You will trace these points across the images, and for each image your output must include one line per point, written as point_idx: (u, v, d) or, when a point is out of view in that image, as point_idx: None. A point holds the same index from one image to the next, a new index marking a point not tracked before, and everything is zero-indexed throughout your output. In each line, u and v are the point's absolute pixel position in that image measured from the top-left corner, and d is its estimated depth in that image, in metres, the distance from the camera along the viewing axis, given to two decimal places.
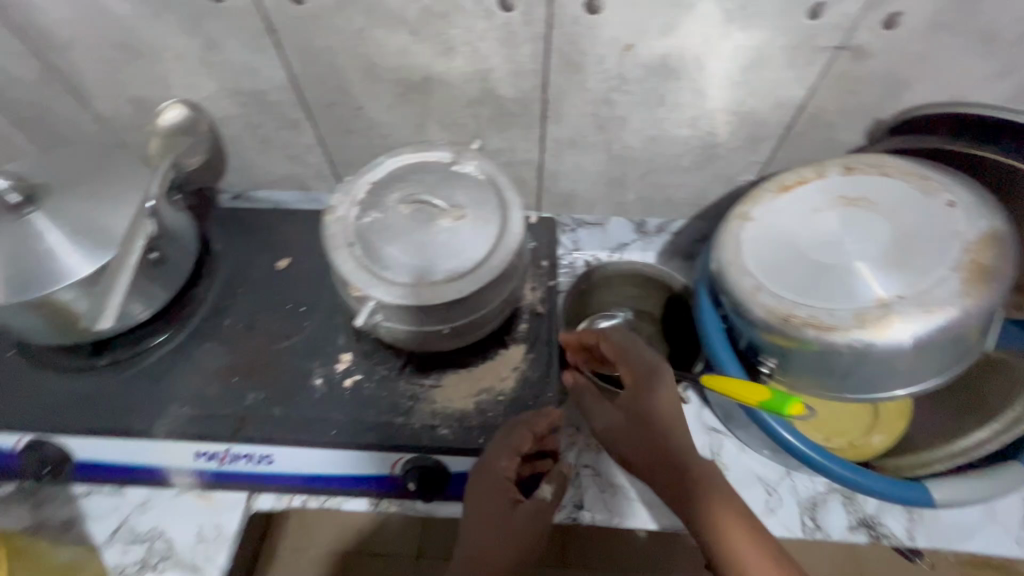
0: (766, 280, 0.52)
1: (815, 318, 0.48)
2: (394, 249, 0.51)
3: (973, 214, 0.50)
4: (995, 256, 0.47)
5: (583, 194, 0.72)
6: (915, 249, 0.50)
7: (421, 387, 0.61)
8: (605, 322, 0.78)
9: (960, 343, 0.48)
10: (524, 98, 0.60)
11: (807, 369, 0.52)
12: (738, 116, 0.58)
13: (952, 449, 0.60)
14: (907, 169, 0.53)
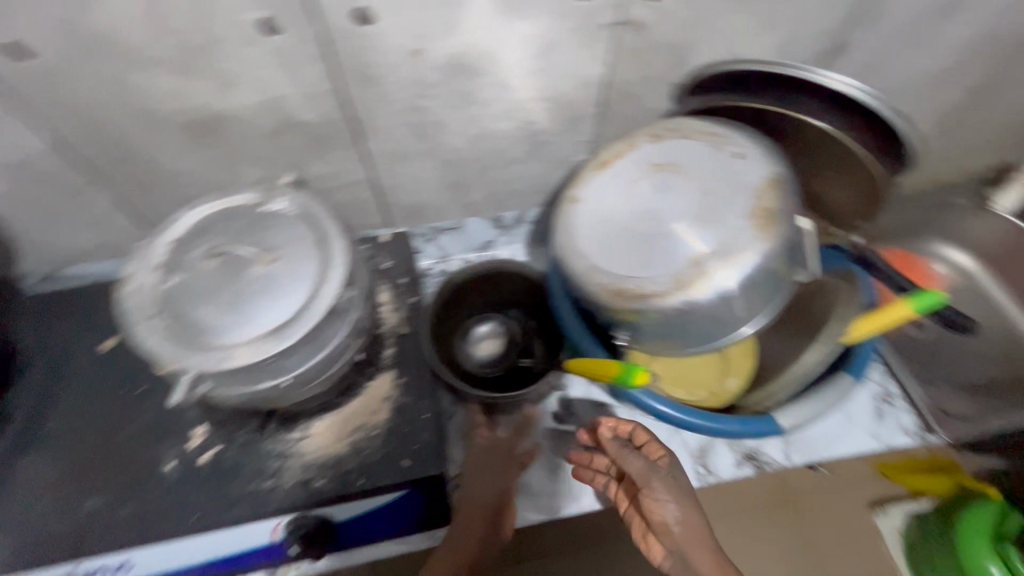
0: (597, 259, 0.52)
1: (642, 289, 0.49)
2: (204, 312, 0.45)
3: (761, 159, 0.52)
4: (778, 198, 0.50)
5: (430, 202, 0.72)
6: (720, 201, 0.51)
7: (289, 442, 0.57)
8: (482, 326, 0.79)
9: (773, 279, 0.51)
10: (330, 120, 0.56)
11: (650, 336, 0.53)
12: (550, 101, 0.60)
13: (790, 377, 0.64)
14: (708, 126, 0.55)
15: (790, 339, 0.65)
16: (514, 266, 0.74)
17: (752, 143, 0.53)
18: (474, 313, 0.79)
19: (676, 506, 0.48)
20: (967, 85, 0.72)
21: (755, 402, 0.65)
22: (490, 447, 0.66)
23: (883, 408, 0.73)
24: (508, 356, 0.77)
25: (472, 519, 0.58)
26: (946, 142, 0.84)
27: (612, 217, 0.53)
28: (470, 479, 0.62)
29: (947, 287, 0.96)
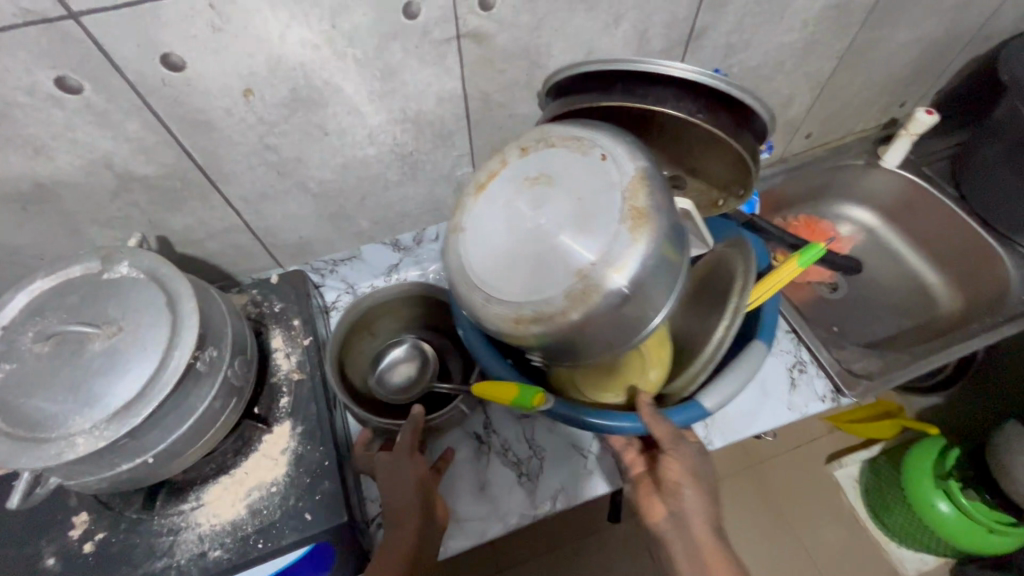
0: (488, 292, 0.48)
1: (539, 315, 0.46)
2: (40, 401, 0.42)
3: (629, 156, 0.48)
4: (648, 195, 0.46)
5: (315, 236, 0.69)
6: (595, 206, 0.46)
7: (180, 514, 0.54)
8: (395, 351, 0.74)
9: (668, 272, 0.46)
10: (173, 171, 0.53)
11: (557, 357, 0.50)
12: (411, 121, 0.58)
13: (701, 360, 0.59)
14: (572, 128, 0.51)
15: (698, 316, 0.63)
16: (423, 287, 0.72)
17: (622, 141, 0.49)
18: (384, 338, 0.77)
19: (693, 483, 0.53)
20: (832, 51, 0.74)
21: (676, 388, 0.61)
22: (389, 456, 0.57)
23: (796, 376, 0.74)
24: (423, 379, 0.73)
25: (402, 524, 0.54)
26: (827, 107, 0.85)
27: (494, 243, 0.48)
28: (386, 487, 0.56)
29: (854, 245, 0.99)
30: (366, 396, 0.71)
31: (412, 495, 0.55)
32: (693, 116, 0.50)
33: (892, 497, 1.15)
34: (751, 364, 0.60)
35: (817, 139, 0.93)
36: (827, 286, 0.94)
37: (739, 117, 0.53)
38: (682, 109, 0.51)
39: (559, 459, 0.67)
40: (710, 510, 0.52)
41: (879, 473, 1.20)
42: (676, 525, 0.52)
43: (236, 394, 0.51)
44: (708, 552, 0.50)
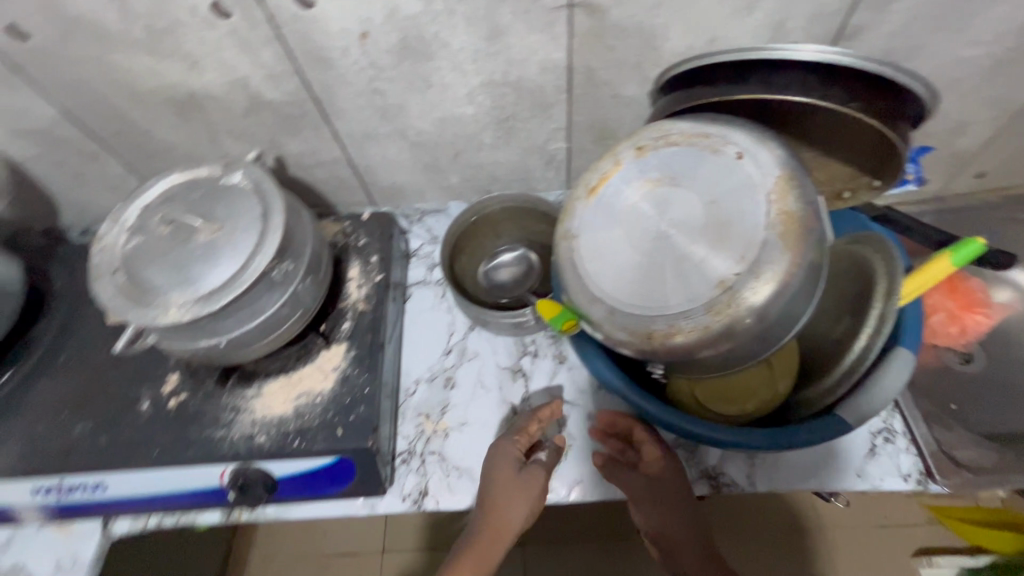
0: (617, 303, 0.47)
1: (674, 326, 0.44)
2: (153, 273, 0.50)
3: (763, 158, 0.45)
4: (797, 197, 0.43)
5: (408, 184, 0.73)
6: (731, 213, 0.45)
7: (243, 397, 0.62)
8: (507, 254, 0.77)
9: (816, 280, 0.43)
10: (295, 100, 0.59)
11: (679, 368, 0.49)
12: (511, 86, 0.58)
13: (839, 370, 0.52)
14: (699, 124, 0.48)
15: (837, 318, 0.55)
16: (518, 198, 0.73)
17: (750, 139, 0.46)
18: (508, 242, 0.78)
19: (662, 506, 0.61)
20: None
21: (809, 399, 0.53)
22: (524, 474, 0.61)
23: (878, 444, 0.64)
24: (521, 287, 0.75)
25: (498, 535, 0.59)
26: (1013, 146, 0.70)
27: (618, 255, 0.49)
28: (507, 500, 0.59)
29: (1007, 315, 0.82)
30: (467, 284, 0.76)
31: (520, 518, 0.59)
32: (846, 105, 0.44)
33: None
34: (898, 378, 0.49)
35: (992, 181, 0.77)
36: (960, 355, 0.80)
37: (886, 91, 0.45)
38: (833, 99, 0.44)
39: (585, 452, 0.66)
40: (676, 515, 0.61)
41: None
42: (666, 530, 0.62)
43: (303, 307, 0.57)
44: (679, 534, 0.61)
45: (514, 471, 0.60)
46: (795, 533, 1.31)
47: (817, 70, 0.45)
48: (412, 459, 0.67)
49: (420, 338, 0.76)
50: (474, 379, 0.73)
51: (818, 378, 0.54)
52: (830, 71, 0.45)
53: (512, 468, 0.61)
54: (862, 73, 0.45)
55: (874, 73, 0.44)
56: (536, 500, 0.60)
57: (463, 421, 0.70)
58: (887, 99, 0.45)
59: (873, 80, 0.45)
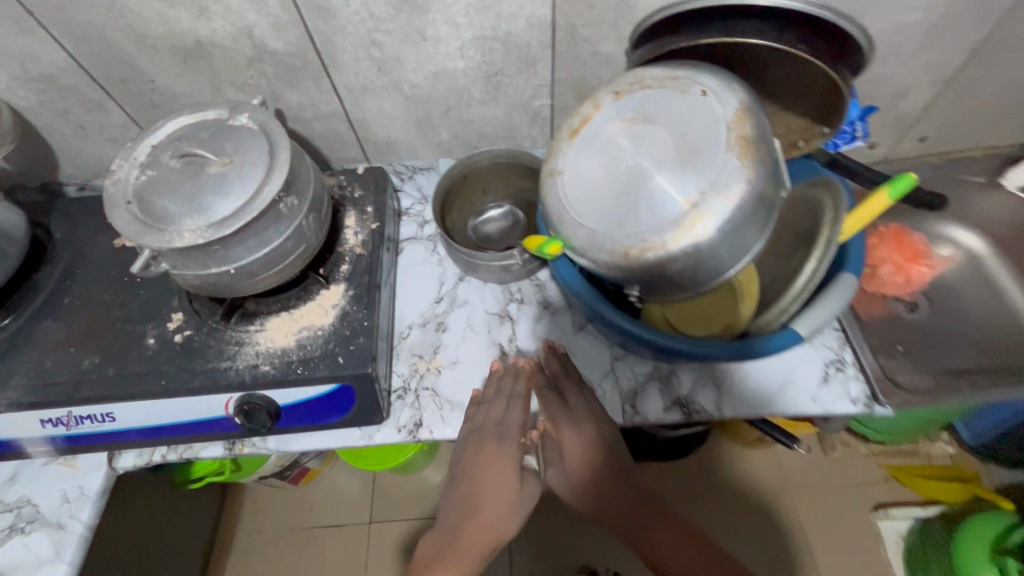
0: (596, 227, 0.53)
1: (647, 242, 0.50)
2: (167, 201, 0.54)
3: (726, 94, 0.51)
4: (753, 125, 0.49)
5: (401, 140, 0.78)
6: (697, 142, 0.50)
7: (246, 332, 0.66)
8: (495, 211, 0.83)
9: (768, 201, 0.50)
10: (298, 50, 0.63)
11: (653, 289, 0.54)
12: (499, 41, 0.64)
13: (791, 292, 0.57)
14: (669, 69, 0.54)
15: (792, 253, 0.61)
16: (503, 154, 0.76)
17: (713, 79, 0.52)
18: (495, 199, 0.83)
19: (606, 472, 0.62)
20: (962, 42, 0.68)
21: (766, 321, 0.59)
22: (523, 489, 0.61)
23: (831, 373, 0.71)
24: (508, 239, 0.81)
25: (485, 537, 0.59)
26: (949, 109, 0.78)
27: (598, 185, 0.54)
28: (500, 513, 0.59)
29: (948, 268, 0.90)
30: (458, 237, 0.81)
31: (509, 527, 0.59)
32: (795, 46, 0.50)
33: (934, 554, 1.20)
34: (840, 295, 0.56)
35: (933, 144, 0.85)
36: (905, 304, 0.88)
37: (829, 37, 0.52)
38: (784, 42, 0.51)
39: None
40: (617, 483, 0.62)
41: (927, 532, 1.25)
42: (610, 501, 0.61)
43: (307, 243, 0.61)
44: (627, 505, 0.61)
45: (514, 485, 0.61)
46: (761, 492, 1.39)
47: (770, 17, 0.51)
48: (406, 396, 0.72)
49: (412, 287, 0.81)
50: (465, 323, 0.77)
51: (773, 302, 0.59)
52: (781, 19, 0.51)
53: (513, 476, 0.61)
54: (808, 21, 0.51)
55: (819, 19, 0.51)
56: (523, 509, 0.60)
57: (455, 360, 0.74)
58: (829, 43, 0.52)
59: (820, 30, 0.52)
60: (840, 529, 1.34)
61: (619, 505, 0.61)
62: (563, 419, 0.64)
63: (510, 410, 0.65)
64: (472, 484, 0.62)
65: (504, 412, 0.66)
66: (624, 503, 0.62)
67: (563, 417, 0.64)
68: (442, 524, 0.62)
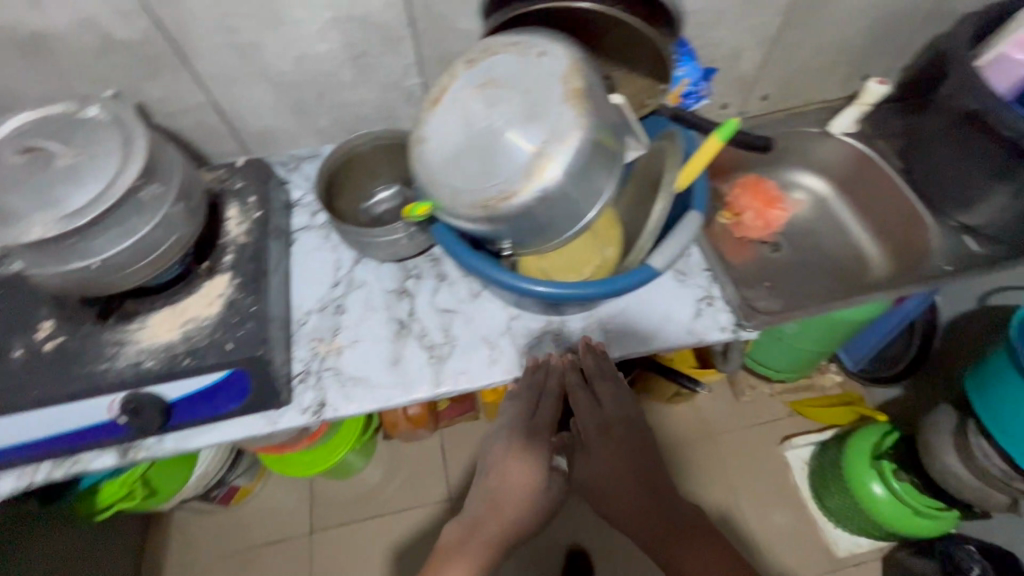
0: (459, 187, 0.57)
1: (503, 194, 0.55)
2: (10, 197, 0.52)
3: (560, 53, 0.56)
4: (582, 78, 0.55)
5: (280, 128, 0.78)
6: (538, 97, 0.55)
7: (126, 331, 0.64)
8: (383, 192, 0.83)
9: (606, 146, 0.56)
10: (149, 39, 0.62)
11: (521, 238, 0.60)
12: (359, 21, 0.66)
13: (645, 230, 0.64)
14: (512, 35, 0.59)
15: (645, 197, 0.68)
16: (383, 136, 0.78)
17: (551, 41, 0.57)
18: (384, 181, 0.84)
19: (628, 471, 0.70)
20: (775, 6, 0.78)
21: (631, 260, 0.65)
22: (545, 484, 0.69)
23: (702, 308, 0.79)
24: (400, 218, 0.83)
25: (508, 521, 0.67)
26: (779, 68, 0.89)
27: (457, 146, 0.58)
28: (517, 507, 0.67)
29: (800, 211, 1.03)
30: (349, 220, 0.82)
31: (529, 520, 0.68)
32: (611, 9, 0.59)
33: (828, 471, 1.35)
34: (688, 228, 0.63)
35: (775, 101, 0.96)
36: (769, 246, 0.99)
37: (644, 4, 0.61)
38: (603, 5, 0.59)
39: (467, 348, 0.75)
40: (637, 485, 0.69)
41: (824, 454, 1.40)
42: (631, 501, 0.69)
43: (179, 232, 0.60)
44: (648, 508, 0.69)
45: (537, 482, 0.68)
46: (688, 442, 1.50)
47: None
48: (311, 378, 0.73)
49: (309, 274, 0.81)
50: (364, 303, 0.79)
51: (634, 243, 0.66)
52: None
53: (536, 472, 0.68)
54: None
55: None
56: (538, 506, 0.68)
57: (356, 339, 0.76)
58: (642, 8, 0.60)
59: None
60: (755, 464, 1.47)
61: (638, 508, 0.69)
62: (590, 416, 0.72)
63: (541, 405, 0.71)
64: (500, 478, 0.69)
65: (535, 405, 0.71)
66: (645, 507, 0.69)
67: (590, 419, 0.72)
68: (466, 514, 0.70)
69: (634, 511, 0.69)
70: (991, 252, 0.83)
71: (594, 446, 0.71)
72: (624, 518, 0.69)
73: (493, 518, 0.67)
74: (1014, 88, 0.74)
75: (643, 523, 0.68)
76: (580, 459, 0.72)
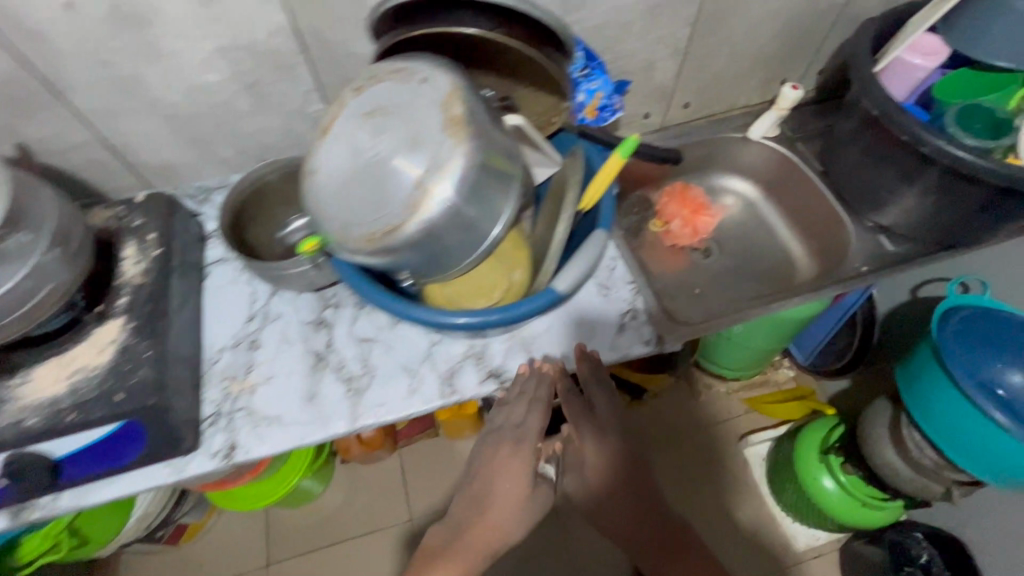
0: (346, 220, 0.56)
1: (387, 227, 0.54)
2: None
3: (441, 80, 0.55)
4: (462, 105, 0.54)
5: (181, 161, 0.75)
6: (418, 126, 0.54)
7: (9, 387, 0.61)
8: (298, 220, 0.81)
9: (493, 172, 0.55)
10: (17, 78, 0.59)
11: (417, 269, 0.59)
12: (246, 50, 0.64)
13: (548, 253, 0.63)
14: (396, 62, 0.57)
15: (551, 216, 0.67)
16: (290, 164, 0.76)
17: (433, 68, 0.56)
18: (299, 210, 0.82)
19: (621, 476, 0.70)
20: (680, 18, 0.78)
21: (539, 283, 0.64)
22: (535, 493, 0.67)
23: (625, 321, 0.78)
24: None
25: (500, 527, 0.64)
26: (695, 76, 0.90)
27: (342, 178, 0.56)
28: (506, 516, 0.65)
29: (729, 215, 1.04)
30: (262, 251, 0.80)
31: (519, 527, 0.65)
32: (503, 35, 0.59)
33: (783, 467, 1.35)
34: (592, 248, 0.63)
35: (696, 109, 0.97)
36: (701, 252, 1.00)
37: (537, 32, 0.61)
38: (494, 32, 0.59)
39: (386, 379, 0.73)
40: (630, 490, 0.70)
41: (779, 447, 1.39)
42: (624, 505, 0.70)
43: (56, 280, 0.58)
44: (639, 514, 0.70)
45: (527, 486, 0.66)
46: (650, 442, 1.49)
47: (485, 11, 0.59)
48: (221, 420, 0.70)
49: (222, 310, 0.78)
50: (279, 337, 0.76)
51: (540, 267, 0.65)
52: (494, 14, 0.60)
53: (526, 477, 0.66)
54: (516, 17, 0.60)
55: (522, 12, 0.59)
56: (529, 517, 0.66)
57: (270, 376, 0.73)
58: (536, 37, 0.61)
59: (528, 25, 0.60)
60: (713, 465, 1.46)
61: (631, 513, 0.70)
62: (587, 423, 0.72)
63: (530, 413, 0.69)
64: (488, 484, 0.66)
65: (525, 413, 0.69)
66: (638, 513, 0.70)
67: (584, 424, 0.73)
68: (451, 517, 0.67)
69: (628, 516, 0.70)
70: (904, 251, 0.85)
71: (588, 450, 0.71)
72: (617, 522, 0.70)
73: (484, 523, 0.64)
74: (914, 94, 0.77)
75: (632, 525, 0.70)
76: (572, 464, 0.71)
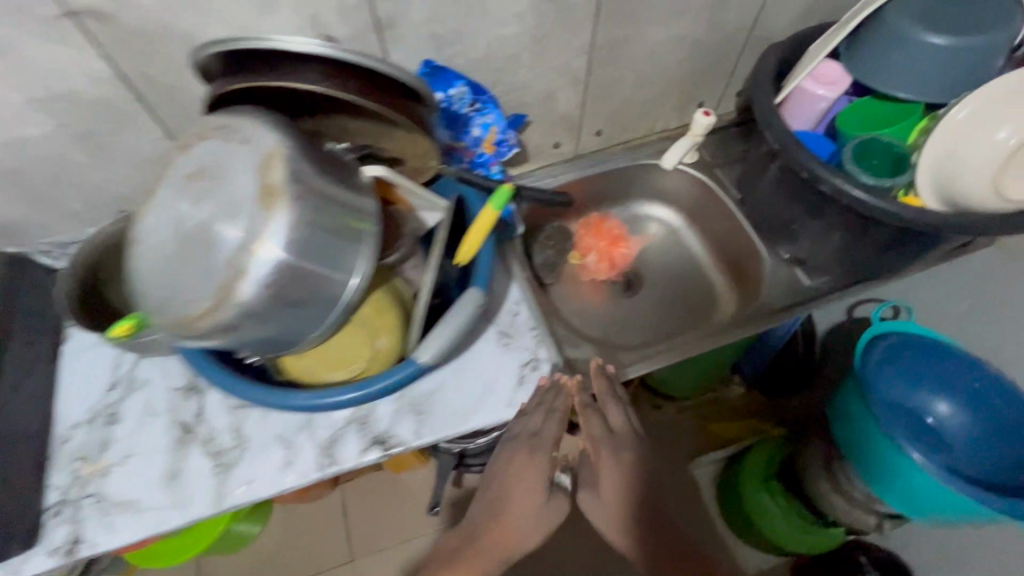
0: (160, 298, 0.49)
1: (203, 307, 0.48)
2: None
3: (267, 139, 0.49)
4: (282, 171, 0.48)
5: (23, 218, 0.68)
6: (233, 192, 0.47)
7: None
8: None
9: (330, 238, 0.50)
10: None
11: (257, 344, 0.53)
12: (68, 101, 0.57)
13: (413, 318, 0.58)
14: (222, 117, 0.51)
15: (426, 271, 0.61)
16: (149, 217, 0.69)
17: (257, 125, 0.50)
18: None
19: (639, 492, 0.66)
20: (574, 48, 0.73)
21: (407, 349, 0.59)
22: (550, 502, 0.66)
23: (526, 374, 0.73)
24: None
25: (507, 538, 0.63)
26: (603, 104, 0.85)
27: (154, 250, 0.49)
28: (522, 520, 0.64)
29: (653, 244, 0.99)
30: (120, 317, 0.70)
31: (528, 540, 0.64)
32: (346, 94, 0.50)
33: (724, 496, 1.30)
34: (463, 311, 0.58)
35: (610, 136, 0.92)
36: (621, 286, 0.95)
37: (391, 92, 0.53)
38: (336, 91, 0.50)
39: (258, 452, 0.67)
40: (647, 508, 0.66)
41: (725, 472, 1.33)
42: (642, 524, 0.65)
43: None
44: (657, 536, 0.64)
45: (537, 499, 0.65)
46: None
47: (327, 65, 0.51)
48: (67, 511, 0.62)
49: (80, 380, 0.71)
50: (142, 408, 0.69)
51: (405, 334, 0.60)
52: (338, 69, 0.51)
53: (537, 491, 0.65)
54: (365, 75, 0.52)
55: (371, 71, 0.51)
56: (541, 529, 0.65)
57: (128, 454, 0.66)
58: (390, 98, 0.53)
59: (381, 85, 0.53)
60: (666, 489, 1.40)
61: (650, 532, 0.64)
62: (606, 443, 0.68)
63: (548, 421, 0.67)
64: (500, 490, 0.66)
65: (542, 421, 0.68)
66: (659, 532, 0.65)
67: (601, 437, 0.68)
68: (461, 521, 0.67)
69: (646, 536, 0.64)
70: (820, 286, 0.81)
71: (601, 463, 0.67)
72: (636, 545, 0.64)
73: (494, 534, 0.63)
74: (821, 124, 0.74)
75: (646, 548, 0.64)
76: (587, 477, 0.68)
